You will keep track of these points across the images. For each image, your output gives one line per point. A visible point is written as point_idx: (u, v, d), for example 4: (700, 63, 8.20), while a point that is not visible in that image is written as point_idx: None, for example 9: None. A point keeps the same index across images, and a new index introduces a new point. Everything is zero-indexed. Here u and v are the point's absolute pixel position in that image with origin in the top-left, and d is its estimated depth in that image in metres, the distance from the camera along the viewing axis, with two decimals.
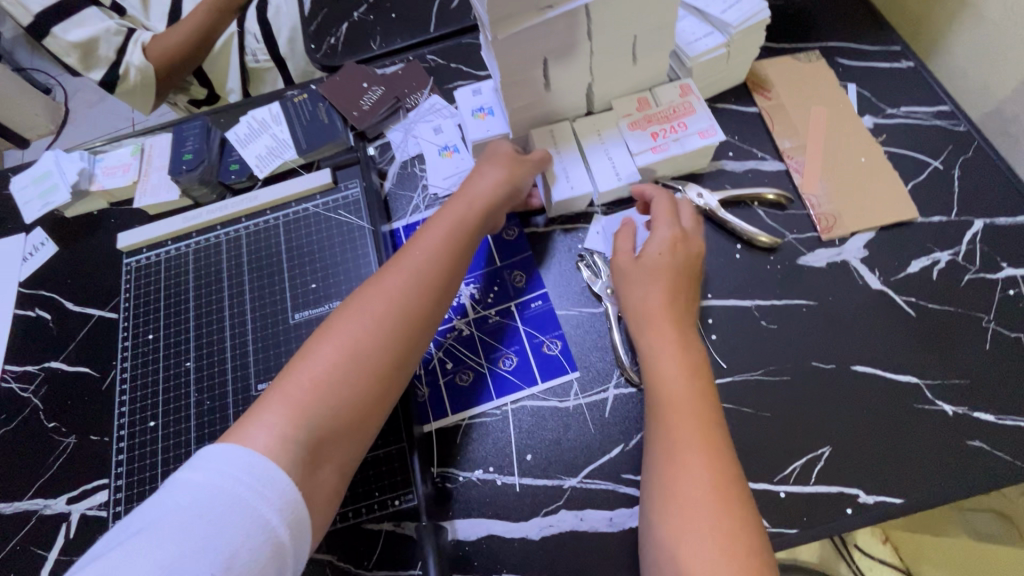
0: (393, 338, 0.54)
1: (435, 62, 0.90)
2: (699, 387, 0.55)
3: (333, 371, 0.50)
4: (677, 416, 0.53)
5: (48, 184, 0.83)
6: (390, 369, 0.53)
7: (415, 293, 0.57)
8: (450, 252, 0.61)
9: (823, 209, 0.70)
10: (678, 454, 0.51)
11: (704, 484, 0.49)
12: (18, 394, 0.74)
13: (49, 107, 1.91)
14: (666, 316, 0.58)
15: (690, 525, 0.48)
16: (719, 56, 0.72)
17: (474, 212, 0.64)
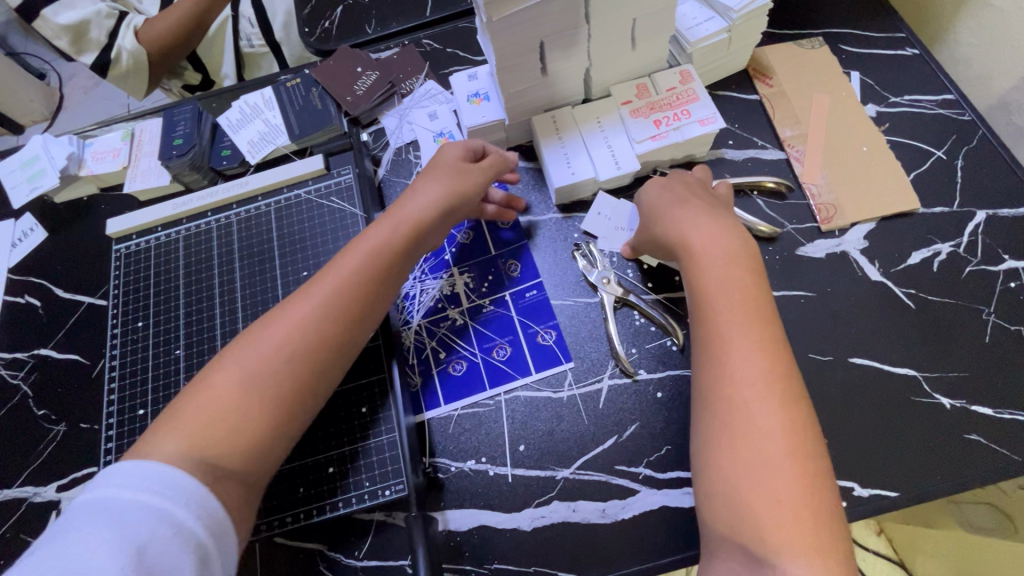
0: (291, 371, 0.50)
1: (431, 46, 0.88)
2: (745, 280, 0.53)
3: (223, 403, 0.47)
4: (722, 313, 0.51)
5: (36, 168, 0.82)
6: (286, 404, 0.49)
7: (325, 320, 0.53)
8: (372, 278, 0.57)
9: (823, 199, 0.68)
10: (727, 351, 0.49)
11: (757, 379, 0.47)
12: (8, 380, 0.74)
13: (43, 92, 1.89)
14: (703, 216, 0.57)
15: (751, 419, 0.46)
16: (720, 40, 0.70)
17: (404, 232, 0.60)
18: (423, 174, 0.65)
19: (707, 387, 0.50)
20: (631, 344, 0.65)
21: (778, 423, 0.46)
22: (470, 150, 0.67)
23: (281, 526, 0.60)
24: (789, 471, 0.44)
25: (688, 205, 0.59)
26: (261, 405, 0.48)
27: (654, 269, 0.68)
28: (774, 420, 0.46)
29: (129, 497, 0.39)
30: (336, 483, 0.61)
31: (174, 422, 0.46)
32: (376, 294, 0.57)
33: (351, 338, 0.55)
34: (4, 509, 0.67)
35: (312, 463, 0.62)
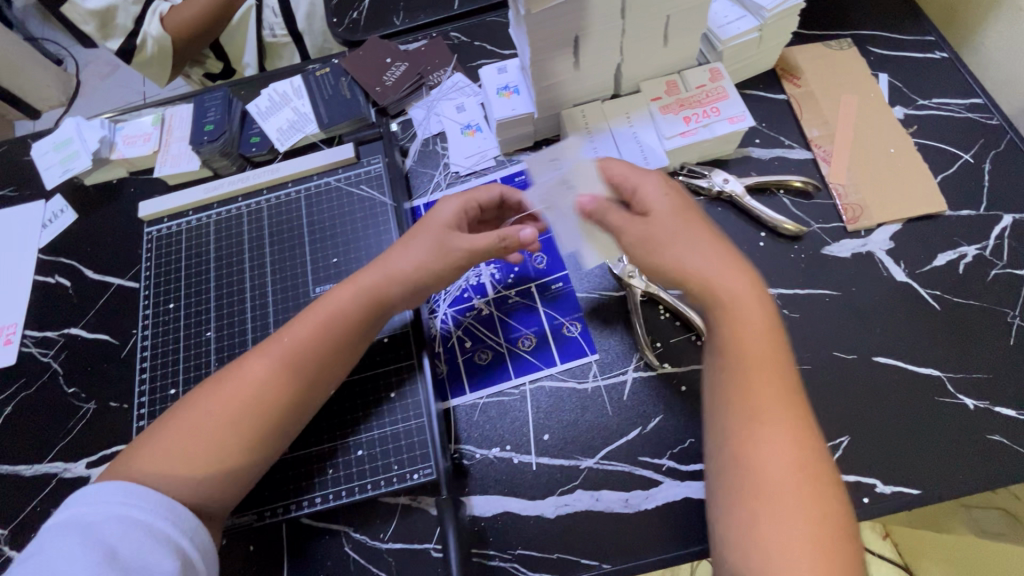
0: (238, 430, 0.53)
1: (459, 39, 0.89)
2: (773, 341, 0.50)
3: (175, 452, 0.51)
4: (756, 383, 0.49)
5: (69, 151, 0.83)
6: (234, 462, 0.53)
7: (277, 380, 0.55)
8: (327, 335, 0.57)
9: (850, 199, 0.69)
10: (761, 423, 0.47)
11: (790, 458, 0.45)
12: (38, 359, 0.75)
13: (60, 77, 1.90)
14: (728, 260, 0.53)
15: (784, 491, 0.44)
16: (751, 39, 0.71)
17: (376, 290, 0.60)
18: (414, 229, 0.63)
19: (735, 452, 0.47)
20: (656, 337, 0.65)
21: (802, 499, 0.44)
22: (471, 205, 0.64)
23: (310, 506, 0.60)
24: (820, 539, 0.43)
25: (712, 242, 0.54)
26: (208, 462, 0.52)
27: None
28: (799, 492, 0.44)
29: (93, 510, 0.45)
30: (365, 466, 0.62)
31: (134, 463, 0.51)
32: (329, 359, 0.58)
33: (306, 398, 0.57)
34: (34, 483, 0.68)
35: (342, 446, 0.63)
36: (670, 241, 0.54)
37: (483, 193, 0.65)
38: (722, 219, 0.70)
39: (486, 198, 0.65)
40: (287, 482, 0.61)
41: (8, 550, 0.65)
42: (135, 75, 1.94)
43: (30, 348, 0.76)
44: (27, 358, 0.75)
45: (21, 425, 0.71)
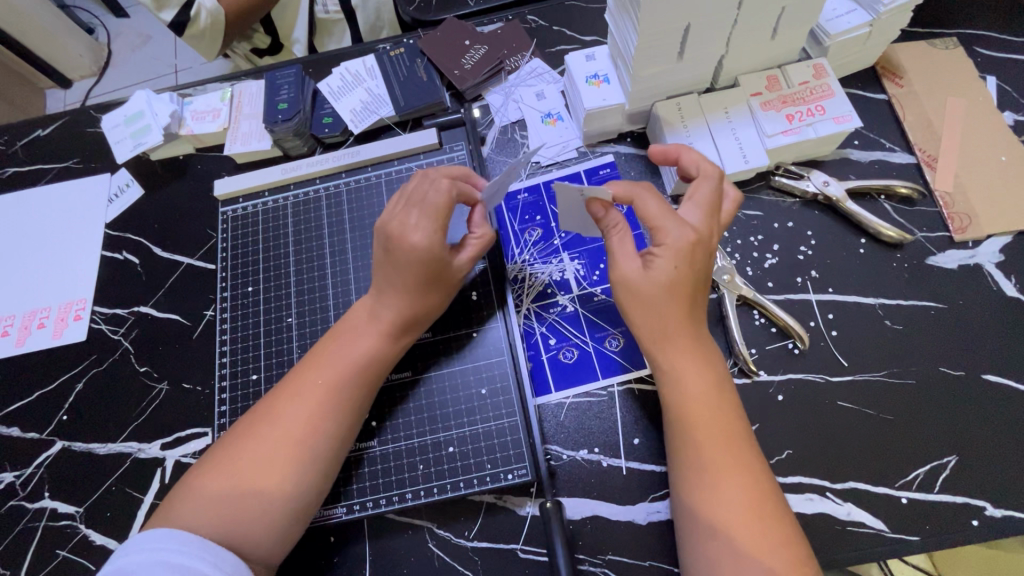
0: (280, 473, 0.52)
1: (536, 22, 0.85)
2: (711, 390, 0.53)
3: (217, 501, 0.50)
4: (703, 433, 0.51)
5: (139, 125, 0.81)
6: (263, 516, 0.51)
7: (312, 422, 0.54)
8: (356, 367, 0.57)
9: (957, 208, 0.66)
10: (713, 471, 0.50)
11: (744, 500, 0.48)
12: (109, 336, 0.74)
13: (90, 46, 1.86)
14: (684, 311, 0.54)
15: (740, 531, 0.47)
16: (860, 35, 0.67)
17: (407, 333, 0.60)
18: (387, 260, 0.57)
19: (693, 498, 0.50)
20: (751, 343, 0.63)
21: (758, 536, 0.47)
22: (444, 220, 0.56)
23: (400, 502, 0.59)
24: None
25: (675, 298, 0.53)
26: (247, 505, 0.51)
27: (773, 269, 0.66)
28: (755, 530, 0.47)
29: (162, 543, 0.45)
30: (455, 463, 0.60)
31: (174, 513, 0.50)
32: (361, 398, 0.57)
33: (339, 444, 0.55)
34: (108, 462, 0.67)
35: (432, 442, 0.61)
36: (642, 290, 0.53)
37: (434, 198, 0.56)
38: (819, 224, 0.68)
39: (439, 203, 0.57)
40: (347, 480, 0.60)
41: (85, 527, 0.64)
42: (168, 47, 1.91)
43: (100, 324, 0.75)
44: (97, 335, 0.74)
45: (94, 403, 0.70)
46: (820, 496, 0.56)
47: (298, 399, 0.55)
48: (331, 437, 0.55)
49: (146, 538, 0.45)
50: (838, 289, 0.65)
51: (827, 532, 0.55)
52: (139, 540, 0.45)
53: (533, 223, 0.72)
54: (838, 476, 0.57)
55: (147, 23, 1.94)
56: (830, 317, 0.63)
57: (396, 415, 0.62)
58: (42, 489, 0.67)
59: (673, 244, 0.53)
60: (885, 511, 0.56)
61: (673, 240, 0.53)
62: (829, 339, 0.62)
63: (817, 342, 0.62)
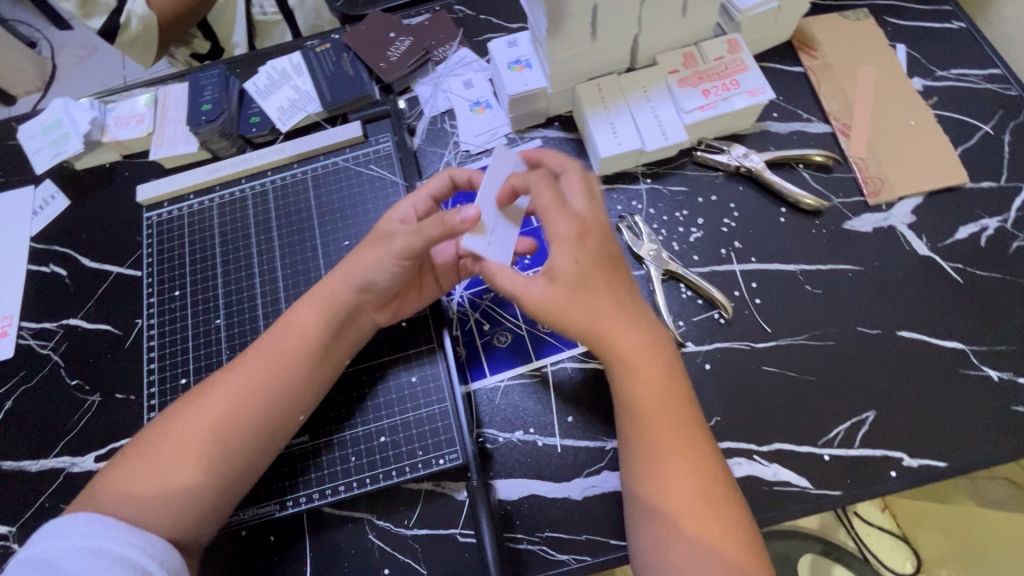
0: (221, 454, 0.52)
1: (463, 12, 0.85)
2: (655, 384, 0.51)
3: (155, 488, 0.50)
4: (652, 427, 0.51)
5: (58, 134, 0.79)
6: (193, 499, 0.50)
7: (254, 402, 0.54)
8: (301, 348, 0.56)
9: (870, 172, 0.68)
10: (660, 461, 0.50)
11: (690, 485, 0.49)
12: (37, 351, 0.72)
13: (34, 59, 1.80)
14: (634, 315, 0.53)
15: (682, 515, 0.48)
16: (770, 9, 0.69)
17: (342, 297, 0.58)
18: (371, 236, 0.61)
19: (648, 481, 0.50)
20: (678, 316, 0.64)
21: (704, 522, 0.48)
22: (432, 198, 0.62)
23: (334, 495, 0.59)
24: (730, 555, 0.47)
25: (590, 289, 0.52)
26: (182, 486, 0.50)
27: (699, 242, 0.67)
28: (704, 510, 0.48)
29: (105, 529, 0.44)
30: (388, 453, 0.60)
31: (109, 500, 0.49)
32: (308, 375, 0.57)
33: (277, 427, 0.55)
34: (41, 479, 0.66)
35: (364, 433, 0.61)
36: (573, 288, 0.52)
37: (434, 184, 0.62)
38: (742, 195, 0.69)
39: (439, 187, 0.62)
40: (282, 478, 0.60)
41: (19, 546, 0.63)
42: (114, 59, 1.86)
43: (28, 340, 0.73)
44: (26, 351, 0.72)
45: (24, 420, 0.69)
46: (747, 459, 0.58)
47: (239, 377, 0.54)
48: (268, 420, 0.54)
49: (69, 522, 0.44)
50: (761, 258, 0.66)
51: (754, 493, 0.57)
52: (58, 525, 0.44)
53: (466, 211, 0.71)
54: (764, 438, 0.58)
55: (90, 34, 1.89)
56: (753, 285, 0.65)
57: (327, 408, 0.62)
58: None
59: (561, 236, 0.52)
60: (810, 469, 0.57)
61: (561, 232, 0.52)
62: (753, 307, 0.64)
63: (741, 311, 0.64)
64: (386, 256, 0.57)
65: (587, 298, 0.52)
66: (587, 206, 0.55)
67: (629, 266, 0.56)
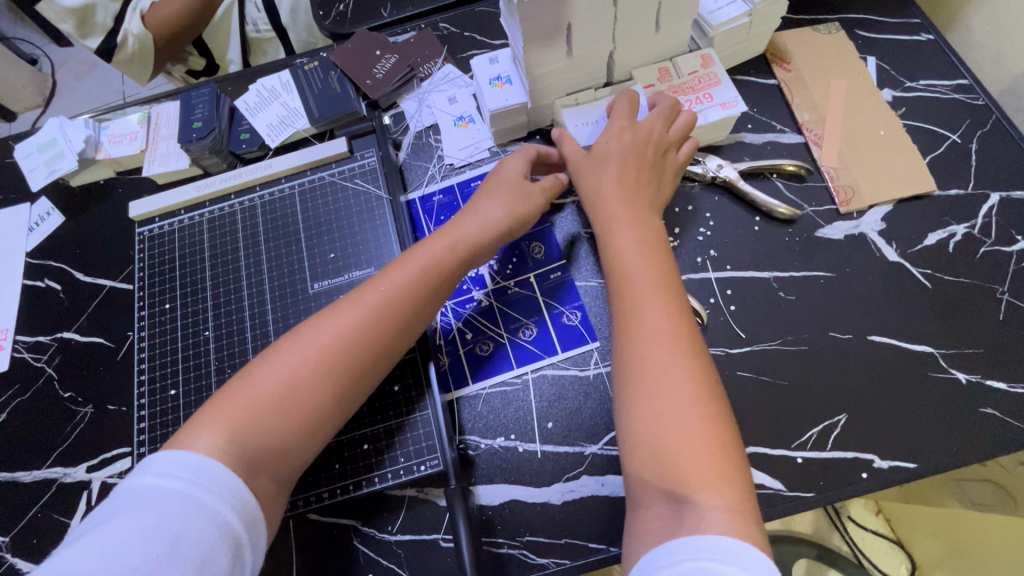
0: (338, 375, 0.53)
1: (447, 30, 0.88)
2: (646, 257, 0.57)
3: (270, 398, 0.51)
4: (635, 291, 0.55)
5: (53, 152, 0.81)
6: (296, 424, 0.51)
7: (375, 328, 0.56)
8: (420, 286, 0.58)
9: (842, 181, 0.70)
10: (639, 320, 0.53)
11: (670, 348, 0.51)
12: (31, 364, 0.74)
13: (35, 77, 1.84)
14: (637, 207, 0.61)
15: (657, 374, 0.50)
16: (741, 25, 0.71)
17: (464, 243, 0.61)
18: (489, 185, 0.65)
19: (624, 342, 0.53)
20: None
21: (685, 384, 0.49)
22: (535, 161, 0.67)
23: (317, 502, 0.60)
24: (697, 423, 0.47)
25: (609, 169, 0.63)
26: (292, 410, 0.51)
27: (675, 251, 0.69)
28: (679, 377, 0.49)
29: (210, 482, 0.44)
30: (370, 460, 0.62)
31: (230, 406, 0.50)
32: (425, 306, 0.59)
33: (382, 359, 0.57)
34: (34, 490, 0.67)
35: (347, 440, 0.63)
36: (588, 170, 0.64)
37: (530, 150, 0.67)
38: (717, 205, 0.71)
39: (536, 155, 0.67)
40: None
41: (11, 556, 0.64)
42: (113, 75, 1.89)
43: (22, 353, 0.75)
44: (20, 364, 0.74)
45: (18, 432, 0.70)
46: None
47: (361, 308, 0.56)
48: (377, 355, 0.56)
49: (186, 460, 0.44)
50: (735, 265, 0.68)
51: None
52: (158, 459, 0.44)
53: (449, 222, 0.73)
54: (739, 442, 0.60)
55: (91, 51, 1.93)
56: (728, 292, 0.66)
57: None
58: None
59: (613, 126, 0.65)
60: (783, 472, 0.58)
61: (613, 124, 0.65)
62: (728, 313, 0.65)
63: (717, 317, 0.65)
64: (500, 199, 0.63)
65: (598, 178, 0.63)
66: (656, 120, 0.64)
67: (657, 182, 0.64)
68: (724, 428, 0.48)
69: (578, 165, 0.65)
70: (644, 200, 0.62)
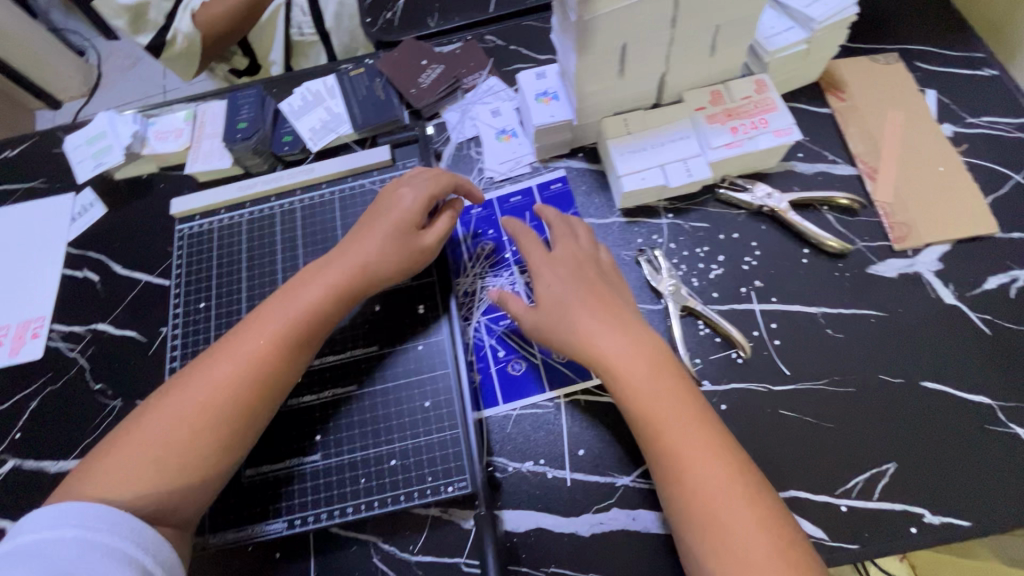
0: (224, 429, 0.55)
1: (494, 43, 0.88)
2: (657, 382, 0.55)
3: (151, 457, 0.52)
4: (669, 432, 0.53)
5: (102, 145, 0.82)
6: (185, 478, 0.53)
7: (253, 380, 0.56)
8: (298, 331, 0.59)
9: (896, 218, 0.67)
10: (684, 466, 0.51)
11: (721, 481, 0.50)
12: (65, 354, 0.74)
13: (81, 68, 1.89)
14: (626, 326, 0.58)
15: (725, 522, 0.49)
16: (798, 52, 0.69)
17: (352, 287, 0.62)
18: (372, 221, 0.65)
19: (670, 491, 0.52)
20: (695, 353, 0.64)
21: (759, 521, 0.48)
22: (434, 196, 0.65)
23: (342, 516, 0.59)
24: (745, 506, 0.49)
25: (583, 302, 0.59)
26: (174, 462, 0.53)
27: (718, 280, 0.67)
28: (742, 510, 0.49)
29: (98, 522, 0.46)
30: (397, 476, 0.60)
31: (110, 468, 0.52)
32: (309, 350, 0.60)
33: (264, 403, 0.57)
34: (59, 481, 0.67)
35: (375, 455, 0.61)
36: (564, 314, 0.59)
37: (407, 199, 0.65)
38: (764, 235, 0.69)
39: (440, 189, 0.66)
40: (293, 495, 0.60)
41: None
42: (155, 69, 1.94)
43: (57, 342, 0.75)
44: (54, 353, 0.75)
45: (47, 421, 0.71)
46: None
47: (238, 357, 0.57)
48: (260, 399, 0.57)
49: (73, 510, 0.46)
50: (781, 298, 0.65)
51: None
52: (36, 517, 0.46)
53: (486, 236, 0.73)
54: (780, 484, 0.57)
55: (135, 47, 1.97)
56: (773, 326, 0.64)
57: (341, 428, 0.63)
58: None
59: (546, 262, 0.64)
60: (825, 520, 0.56)
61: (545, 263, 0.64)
62: (772, 348, 0.63)
63: (760, 351, 0.63)
64: (389, 244, 0.63)
65: (572, 324, 0.59)
66: (568, 245, 0.65)
67: (622, 296, 0.62)
68: (766, 498, 0.50)
69: (538, 321, 0.61)
70: (625, 315, 0.59)
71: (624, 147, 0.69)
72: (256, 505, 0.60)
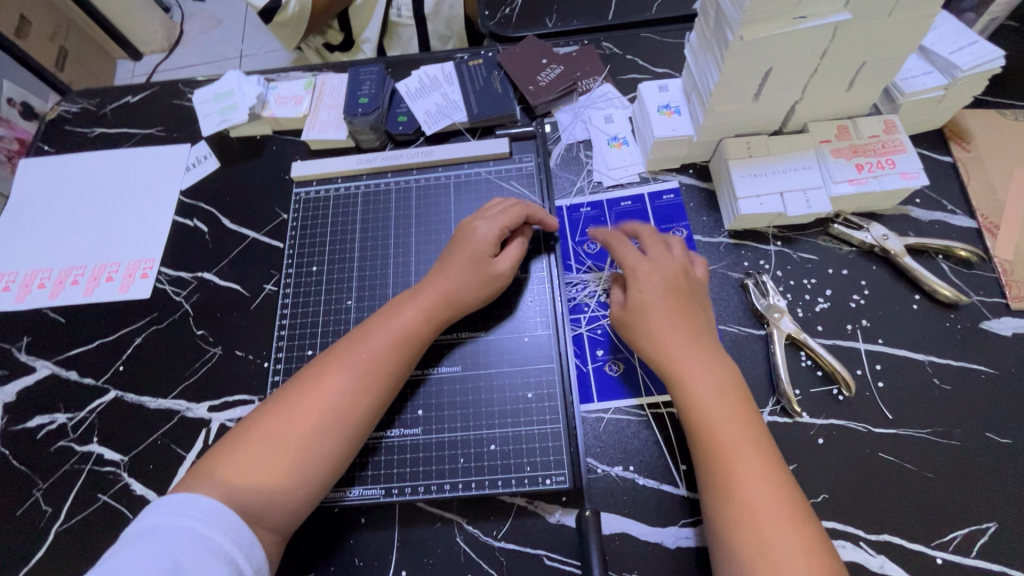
0: (325, 436, 0.56)
1: (611, 50, 0.88)
2: (717, 394, 0.55)
3: (257, 463, 0.54)
4: (724, 443, 0.53)
5: (227, 103, 0.86)
6: (286, 487, 0.54)
7: (358, 392, 0.58)
8: (399, 348, 0.61)
9: (1015, 276, 0.66)
10: (734, 478, 0.51)
11: (770, 500, 0.50)
12: (171, 297, 0.77)
13: (167, 24, 1.94)
14: (697, 338, 0.58)
15: (769, 544, 0.48)
16: (934, 97, 0.69)
17: (447, 311, 0.64)
18: (455, 250, 0.67)
19: (715, 501, 0.52)
20: (796, 384, 0.63)
21: (803, 550, 0.47)
22: (511, 226, 0.67)
23: (438, 492, 0.61)
24: (796, 532, 0.48)
25: (662, 307, 0.60)
26: (279, 467, 0.54)
27: (824, 314, 0.67)
28: (789, 536, 0.48)
29: (196, 512, 0.48)
30: (496, 461, 0.62)
31: (217, 467, 0.53)
32: (405, 372, 0.62)
33: (366, 416, 0.59)
34: (157, 417, 0.70)
35: (474, 437, 0.63)
36: (649, 311, 0.60)
37: (485, 230, 0.67)
38: (874, 275, 0.69)
39: (516, 220, 0.68)
40: (391, 465, 0.62)
41: (128, 476, 0.67)
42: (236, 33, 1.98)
43: (164, 285, 0.78)
44: (160, 295, 0.78)
45: (149, 359, 0.74)
46: (853, 544, 0.56)
47: (345, 368, 0.59)
48: (363, 412, 0.58)
49: (176, 500, 0.49)
50: (889, 341, 0.65)
51: None
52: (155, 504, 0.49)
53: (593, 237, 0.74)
54: (873, 526, 0.57)
55: (219, 9, 2.01)
56: (878, 367, 0.64)
57: (442, 405, 0.65)
58: (93, 434, 0.70)
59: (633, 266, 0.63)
60: (919, 569, 0.55)
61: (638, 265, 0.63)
62: (875, 389, 0.63)
63: (863, 391, 0.63)
64: (477, 272, 0.65)
65: (653, 326, 0.59)
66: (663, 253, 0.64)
67: (704, 309, 0.62)
68: (824, 547, 0.48)
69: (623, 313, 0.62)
70: (698, 327, 0.59)
71: (744, 168, 0.69)
72: (355, 468, 0.62)
